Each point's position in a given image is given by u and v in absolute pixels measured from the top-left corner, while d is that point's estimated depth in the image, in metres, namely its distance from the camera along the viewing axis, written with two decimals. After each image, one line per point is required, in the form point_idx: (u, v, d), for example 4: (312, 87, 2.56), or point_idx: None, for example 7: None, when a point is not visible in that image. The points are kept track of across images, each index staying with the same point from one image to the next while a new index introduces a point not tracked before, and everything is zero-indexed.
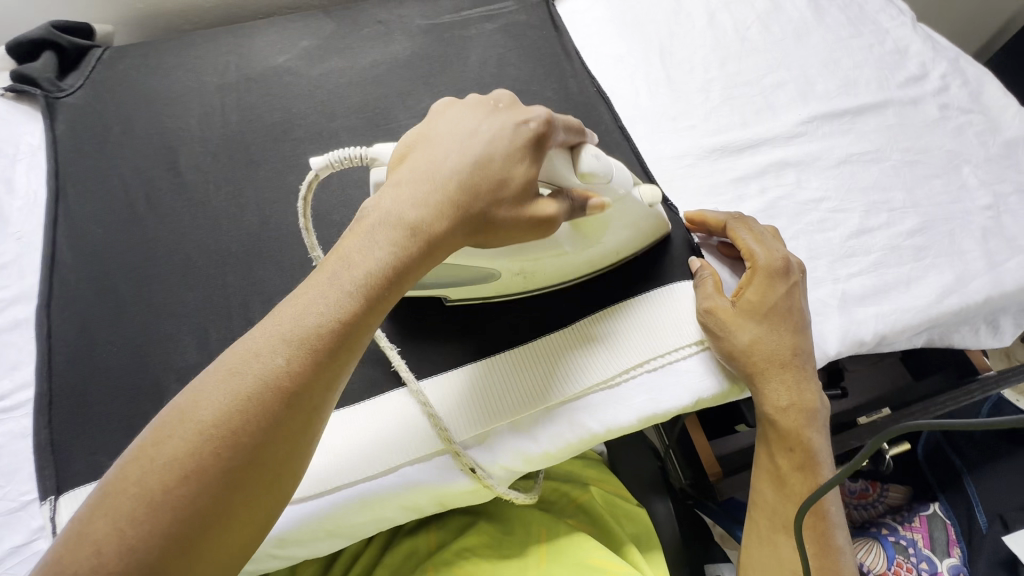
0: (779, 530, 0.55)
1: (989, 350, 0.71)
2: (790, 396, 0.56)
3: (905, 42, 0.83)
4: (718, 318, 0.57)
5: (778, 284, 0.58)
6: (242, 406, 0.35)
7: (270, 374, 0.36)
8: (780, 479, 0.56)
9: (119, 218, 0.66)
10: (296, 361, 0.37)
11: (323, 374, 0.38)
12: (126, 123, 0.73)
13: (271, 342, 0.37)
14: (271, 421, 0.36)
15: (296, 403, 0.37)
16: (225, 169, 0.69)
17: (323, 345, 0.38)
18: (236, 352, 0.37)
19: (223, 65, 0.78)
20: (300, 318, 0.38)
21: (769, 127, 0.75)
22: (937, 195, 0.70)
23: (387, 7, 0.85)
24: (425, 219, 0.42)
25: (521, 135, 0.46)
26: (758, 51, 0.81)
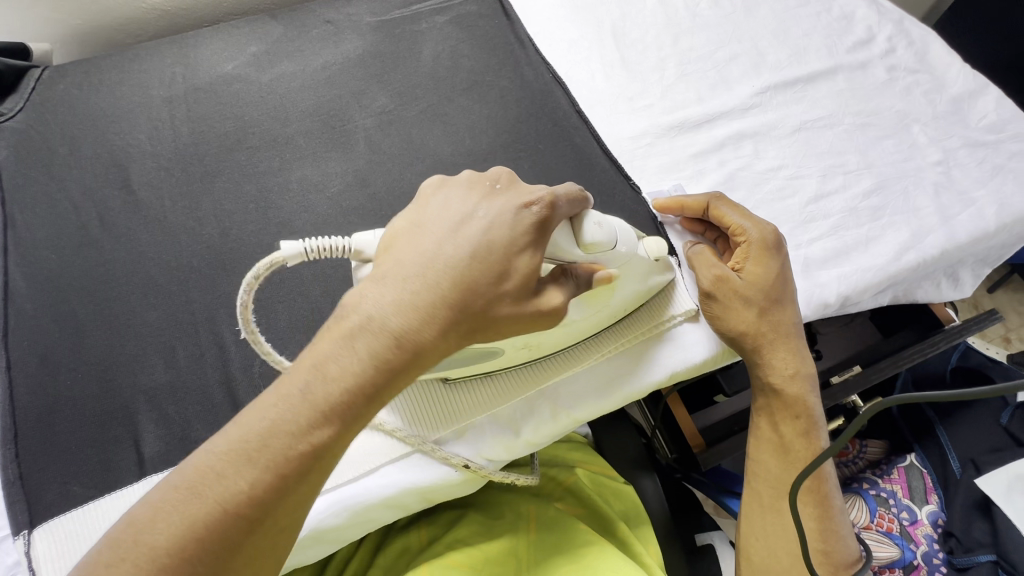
0: (783, 495, 0.57)
1: (951, 302, 0.73)
2: (792, 367, 0.58)
3: (850, 8, 0.85)
4: (723, 295, 0.57)
5: (773, 260, 0.57)
6: (197, 531, 0.34)
7: (230, 498, 0.35)
8: (783, 448, 0.58)
9: (74, 242, 0.64)
10: (260, 485, 0.36)
11: (290, 496, 0.37)
12: (72, 144, 0.70)
13: (233, 461, 0.36)
14: (232, 551, 0.35)
15: (260, 523, 0.36)
16: (180, 184, 0.68)
17: (288, 470, 0.36)
18: (198, 469, 0.36)
19: (169, 76, 0.76)
20: (266, 437, 0.36)
21: (724, 101, 0.75)
22: (889, 155, 0.71)
23: (334, 6, 0.83)
24: (404, 329, 0.39)
25: (529, 222, 0.42)
26: (709, 26, 0.82)
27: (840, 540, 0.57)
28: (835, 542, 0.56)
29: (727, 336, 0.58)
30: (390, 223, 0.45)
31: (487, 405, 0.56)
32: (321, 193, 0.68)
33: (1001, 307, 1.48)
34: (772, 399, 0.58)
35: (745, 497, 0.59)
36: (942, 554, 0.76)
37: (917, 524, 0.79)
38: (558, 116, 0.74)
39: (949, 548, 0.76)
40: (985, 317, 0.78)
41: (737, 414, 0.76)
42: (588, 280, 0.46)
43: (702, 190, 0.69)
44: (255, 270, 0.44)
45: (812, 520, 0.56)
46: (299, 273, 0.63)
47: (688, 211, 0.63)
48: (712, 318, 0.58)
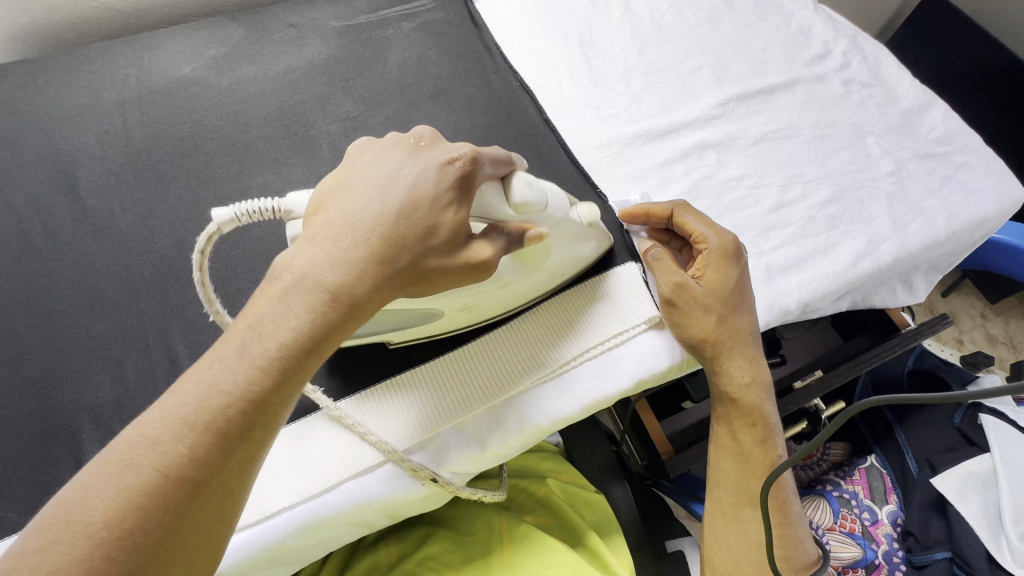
0: (745, 503, 0.57)
1: (905, 307, 0.76)
2: (747, 373, 0.59)
3: (808, 23, 0.88)
4: (681, 303, 0.58)
5: (732, 267, 0.58)
6: (139, 503, 0.31)
7: (172, 464, 0.32)
8: (741, 454, 0.58)
9: (15, 252, 0.60)
10: (202, 446, 0.33)
11: (236, 455, 0.35)
12: (14, 148, 0.67)
13: (169, 427, 0.33)
14: (178, 523, 0.32)
15: (207, 487, 0.33)
16: (131, 189, 0.65)
17: (229, 427, 0.34)
18: (130, 438, 0.33)
19: (121, 78, 0.73)
20: (202, 399, 0.34)
21: (689, 111, 0.77)
22: (846, 165, 0.73)
23: (298, 10, 0.82)
24: (340, 284, 0.39)
25: (450, 180, 0.43)
26: (673, 39, 0.85)
27: (800, 545, 0.58)
28: (796, 547, 0.57)
29: (682, 341, 0.59)
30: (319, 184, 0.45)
31: (453, 415, 0.55)
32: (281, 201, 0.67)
33: (954, 311, 1.55)
34: (727, 407, 0.59)
35: (708, 504, 0.60)
36: (901, 552, 0.78)
37: (878, 524, 0.81)
38: (525, 123, 0.74)
39: (908, 547, 0.78)
40: (938, 321, 0.81)
41: (706, 419, 0.77)
42: (518, 238, 0.48)
43: (667, 199, 0.70)
44: (199, 243, 0.45)
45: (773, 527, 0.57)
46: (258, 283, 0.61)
47: (653, 219, 0.64)
48: (672, 325, 0.59)
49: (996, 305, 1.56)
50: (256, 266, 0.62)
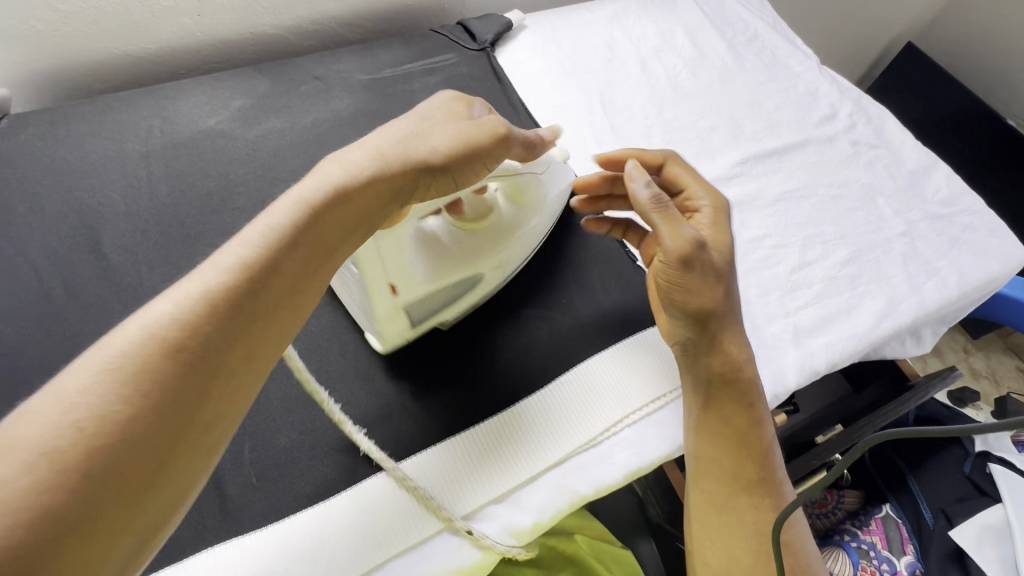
0: (740, 492, 0.55)
1: (913, 357, 0.78)
2: (743, 350, 0.57)
3: (814, 85, 0.92)
4: (698, 262, 0.52)
5: (726, 221, 0.59)
6: (134, 361, 0.35)
7: (162, 325, 0.36)
8: (740, 443, 0.56)
9: (34, 312, 0.58)
10: (212, 325, 0.37)
11: (241, 341, 0.39)
12: (33, 201, 0.65)
13: (184, 307, 0.37)
14: (166, 383, 0.35)
15: (211, 358, 0.37)
16: (158, 247, 0.64)
17: (241, 311, 0.39)
18: (140, 320, 0.36)
19: (146, 129, 0.73)
20: (208, 286, 0.38)
21: (709, 170, 0.79)
22: (860, 225, 0.76)
23: (324, 63, 0.83)
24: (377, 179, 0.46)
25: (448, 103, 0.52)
26: (688, 97, 0.88)
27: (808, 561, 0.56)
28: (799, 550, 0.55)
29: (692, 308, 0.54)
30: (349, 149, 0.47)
31: (495, 483, 0.54)
32: None
33: (939, 347, 1.60)
34: (725, 388, 0.57)
35: (700, 497, 0.58)
36: None
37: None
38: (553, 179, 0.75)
39: None
40: (946, 374, 0.84)
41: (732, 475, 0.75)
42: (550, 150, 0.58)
43: None
44: None
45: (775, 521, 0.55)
46: None
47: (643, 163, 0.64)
48: (678, 293, 0.54)
49: (977, 341, 1.62)
50: None
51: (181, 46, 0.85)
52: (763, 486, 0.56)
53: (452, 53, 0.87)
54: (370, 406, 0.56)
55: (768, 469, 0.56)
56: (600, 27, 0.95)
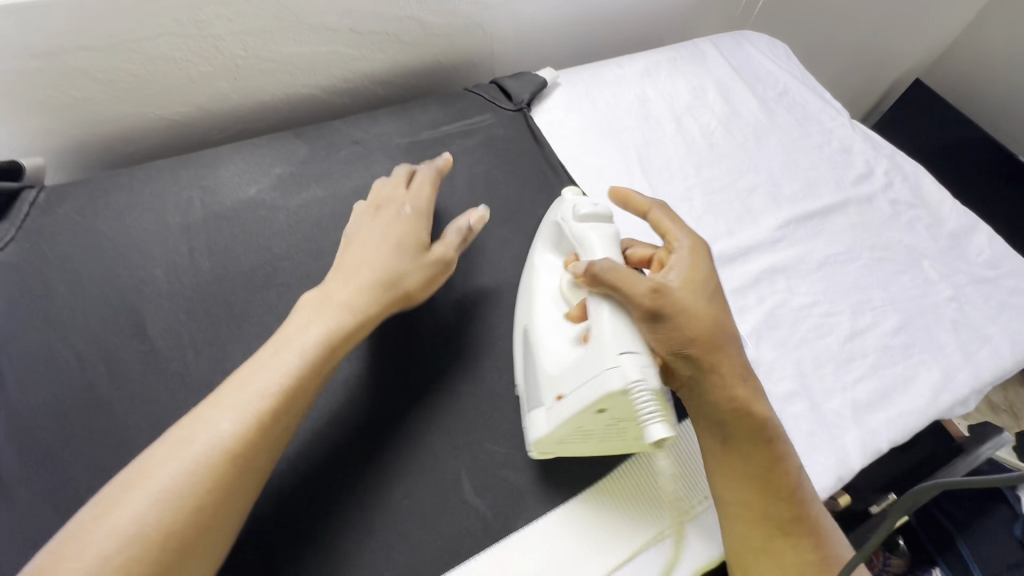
0: (775, 534, 0.53)
1: (956, 418, 0.69)
2: (746, 388, 0.55)
3: (848, 140, 0.92)
4: (667, 310, 0.52)
5: (706, 257, 0.58)
6: (205, 478, 0.47)
7: (222, 444, 0.48)
8: (762, 483, 0.54)
9: (78, 405, 0.56)
10: (204, 470, 0.47)
11: (226, 475, 0.48)
12: (75, 281, 0.63)
13: (185, 457, 0.47)
14: (234, 489, 0.48)
15: (234, 464, 0.48)
16: (205, 327, 0.62)
17: (228, 456, 0.48)
18: (151, 464, 0.47)
19: (185, 200, 0.71)
20: (202, 441, 0.48)
21: (753, 234, 0.78)
22: (908, 290, 0.76)
23: (361, 126, 0.82)
24: (350, 298, 0.60)
25: (398, 180, 0.71)
26: (725, 156, 0.88)
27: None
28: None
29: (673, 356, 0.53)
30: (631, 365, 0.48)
31: None
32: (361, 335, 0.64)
33: None
34: (729, 429, 0.55)
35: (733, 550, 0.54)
36: None
37: None
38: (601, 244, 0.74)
39: None
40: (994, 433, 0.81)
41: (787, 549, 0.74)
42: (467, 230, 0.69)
43: (747, 329, 0.70)
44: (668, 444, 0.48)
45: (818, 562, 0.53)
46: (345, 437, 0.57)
47: (633, 207, 0.63)
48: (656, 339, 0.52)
49: None
50: (341, 416, 0.58)
51: (215, 109, 0.85)
52: (796, 526, 0.54)
53: (489, 114, 0.87)
54: (428, 504, 0.55)
55: (797, 506, 0.54)
56: (632, 84, 0.95)
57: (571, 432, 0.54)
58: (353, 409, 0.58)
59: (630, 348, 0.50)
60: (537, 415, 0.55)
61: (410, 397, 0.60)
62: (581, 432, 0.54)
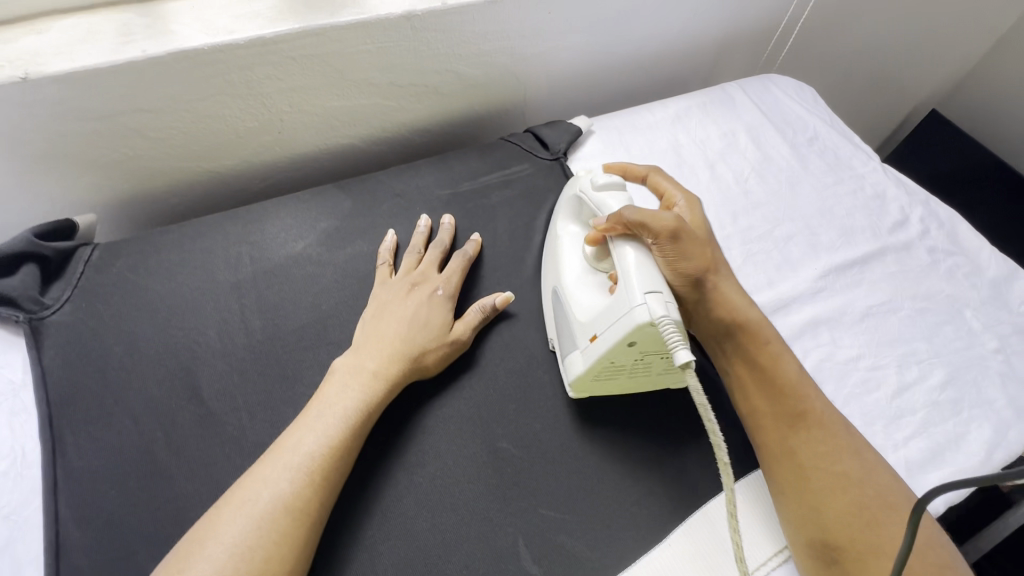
0: (787, 429, 0.62)
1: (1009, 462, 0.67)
2: (739, 304, 0.67)
3: (881, 187, 0.93)
4: (684, 233, 0.64)
5: (700, 207, 0.72)
6: (275, 535, 0.49)
7: (286, 500, 0.50)
8: (767, 388, 0.64)
9: (138, 471, 0.56)
10: (260, 529, 0.48)
11: (284, 534, 0.49)
12: (130, 341, 0.64)
13: (238, 519, 0.49)
14: (307, 539, 0.50)
15: (290, 517, 0.50)
16: (258, 388, 0.62)
17: (282, 515, 0.50)
18: (202, 528, 0.48)
19: (235, 257, 0.72)
20: (249, 503, 0.50)
21: (793, 284, 0.79)
22: (953, 342, 0.75)
23: (403, 177, 0.83)
24: (378, 366, 0.61)
25: (432, 258, 0.73)
26: (761, 203, 0.89)
27: (930, 541, 0.56)
28: (885, 488, 0.58)
29: (682, 273, 0.64)
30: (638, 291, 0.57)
31: None
32: (412, 395, 0.64)
33: None
34: (727, 340, 0.67)
35: (761, 452, 0.63)
36: None
37: None
38: None
39: None
40: None
41: None
42: (491, 305, 0.69)
43: None
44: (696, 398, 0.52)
45: (844, 466, 0.59)
46: (402, 500, 0.57)
47: (631, 174, 0.79)
48: (680, 258, 0.64)
49: None
50: (396, 478, 0.59)
51: (258, 160, 0.87)
52: (805, 420, 0.62)
53: (526, 164, 0.88)
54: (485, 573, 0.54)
55: (802, 402, 0.63)
56: (665, 130, 0.96)
57: (607, 367, 0.61)
58: (409, 473, 0.59)
59: (653, 288, 0.57)
60: (574, 358, 0.63)
61: (463, 459, 0.60)
62: (613, 368, 0.61)
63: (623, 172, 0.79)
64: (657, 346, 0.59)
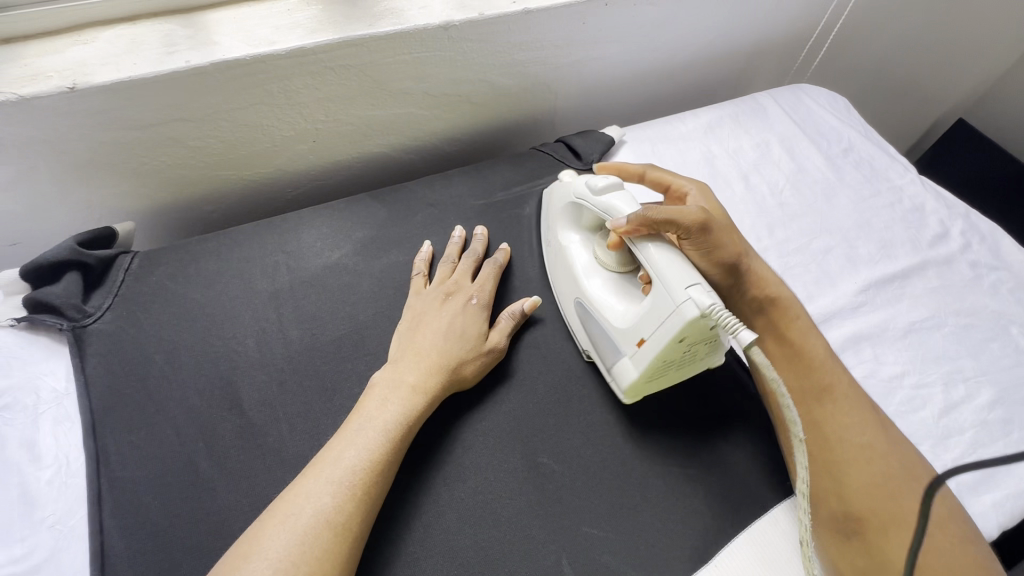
0: (819, 411, 0.61)
1: None
2: (772, 281, 0.68)
3: (919, 199, 0.91)
4: (711, 224, 0.62)
5: (711, 191, 0.72)
6: (317, 552, 0.47)
7: (328, 516, 0.49)
8: (797, 364, 0.64)
9: (181, 482, 0.56)
10: (305, 545, 0.47)
11: (328, 551, 0.47)
12: (171, 350, 0.64)
13: (282, 533, 0.47)
14: (347, 557, 0.49)
15: (334, 533, 0.48)
16: (298, 400, 0.62)
17: (326, 531, 0.48)
18: (246, 543, 0.47)
19: (272, 266, 0.72)
20: (293, 517, 0.48)
21: (833, 299, 0.77)
22: (999, 360, 0.74)
23: (436, 187, 0.83)
24: (417, 380, 0.60)
25: (465, 268, 0.72)
26: (797, 215, 0.87)
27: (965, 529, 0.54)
28: (912, 461, 0.57)
29: (718, 262, 0.64)
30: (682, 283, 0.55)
31: None
32: (451, 408, 0.63)
33: None
34: (758, 317, 0.67)
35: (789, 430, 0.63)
36: None
37: None
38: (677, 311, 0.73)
39: None
40: None
41: None
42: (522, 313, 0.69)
43: None
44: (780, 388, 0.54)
45: (869, 438, 0.58)
46: (444, 515, 0.57)
47: (626, 173, 0.74)
48: (711, 247, 0.63)
49: None
50: (437, 494, 0.58)
51: (291, 169, 0.87)
52: (831, 391, 0.62)
53: (558, 174, 0.87)
54: None
55: (828, 378, 0.62)
56: (697, 141, 0.95)
57: (660, 365, 0.59)
58: (450, 490, 0.58)
59: (693, 280, 0.55)
60: (623, 365, 0.62)
61: (504, 474, 0.60)
62: (667, 365, 0.60)
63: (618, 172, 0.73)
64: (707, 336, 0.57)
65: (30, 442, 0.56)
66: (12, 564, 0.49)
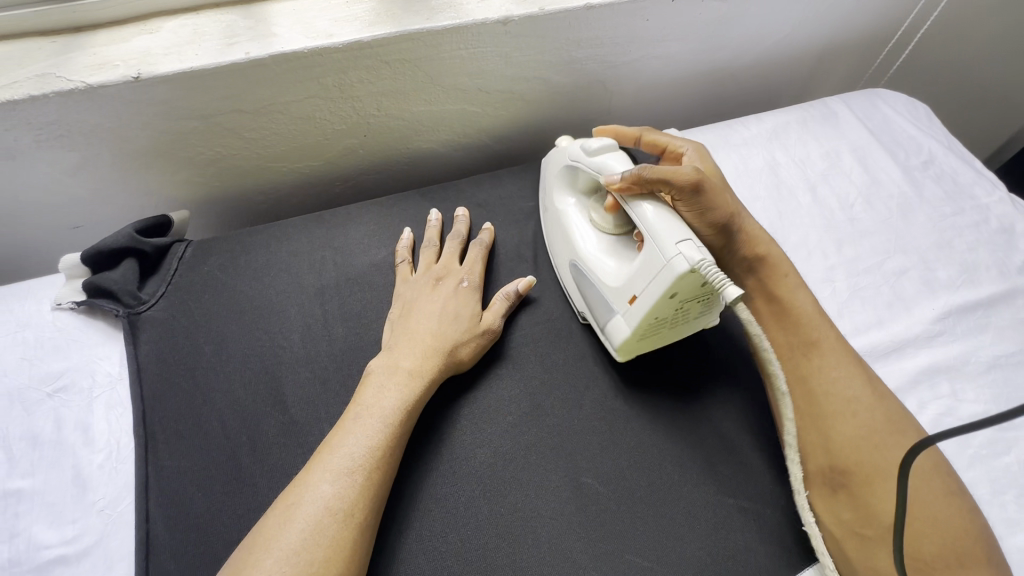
0: (801, 355, 0.59)
1: None
2: (762, 238, 0.66)
3: (1009, 220, 0.83)
4: (706, 184, 0.59)
5: (710, 156, 0.71)
6: (319, 539, 0.46)
7: (330, 503, 0.48)
8: (783, 320, 0.62)
9: (224, 475, 0.56)
10: (308, 532, 0.46)
11: (334, 537, 0.47)
12: (219, 342, 0.65)
13: (286, 521, 0.47)
14: (355, 543, 0.48)
15: (338, 521, 0.47)
16: (340, 400, 0.61)
17: (329, 517, 0.47)
18: (258, 534, 0.46)
19: (319, 261, 0.72)
20: (296, 506, 0.48)
21: (907, 325, 0.72)
22: None
23: (486, 187, 0.81)
24: (415, 365, 0.59)
25: (453, 253, 0.71)
26: (869, 231, 0.81)
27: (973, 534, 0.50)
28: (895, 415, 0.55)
29: (710, 221, 0.61)
30: (668, 229, 0.55)
31: None
32: (484, 414, 0.61)
33: None
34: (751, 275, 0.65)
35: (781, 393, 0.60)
36: None
37: None
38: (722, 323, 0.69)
39: None
40: None
41: None
42: (514, 291, 0.68)
43: None
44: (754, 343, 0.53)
45: (855, 393, 0.56)
46: (481, 529, 0.55)
47: (621, 138, 0.72)
48: (706, 208, 0.60)
49: None
50: (476, 509, 0.56)
51: (341, 163, 0.87)
52: (819, 346, 0.59)
53: None
54: None
55: (815, 330, 0.60)
56: (761, 146, 0.90)
57: (653, 324, 0.58)
58: (487, 502, 0.56)
59: (683, 236, 0.54)
60: (616, 324, 0.61)
61: (546, 492, 0.57)
62: (658, 324, 0.59)
63: (615, 135, 0.71)
64: (698, 291, 0.55)
65: (84, 426, 0.58)
66: (66, 546, 0.52)
